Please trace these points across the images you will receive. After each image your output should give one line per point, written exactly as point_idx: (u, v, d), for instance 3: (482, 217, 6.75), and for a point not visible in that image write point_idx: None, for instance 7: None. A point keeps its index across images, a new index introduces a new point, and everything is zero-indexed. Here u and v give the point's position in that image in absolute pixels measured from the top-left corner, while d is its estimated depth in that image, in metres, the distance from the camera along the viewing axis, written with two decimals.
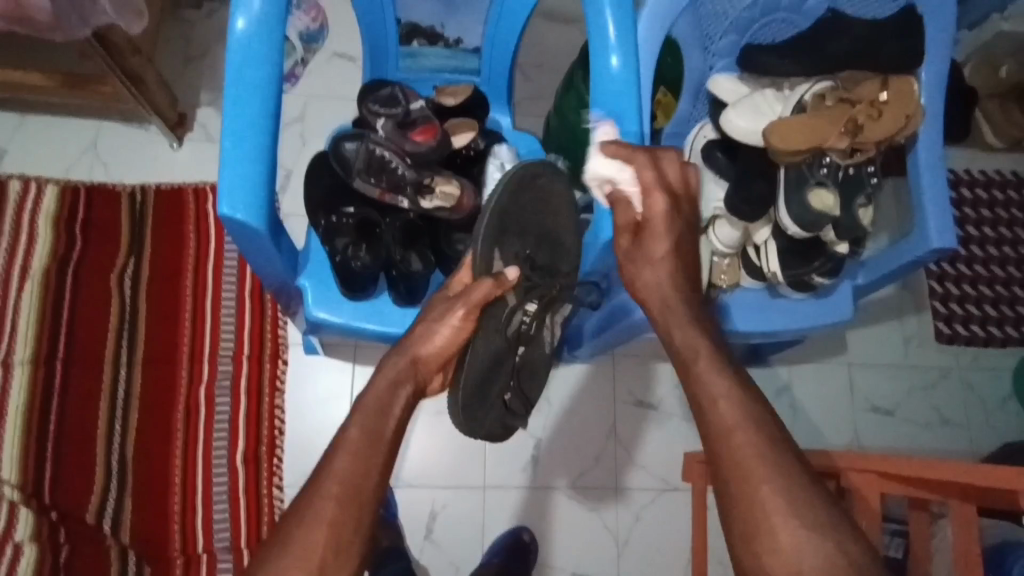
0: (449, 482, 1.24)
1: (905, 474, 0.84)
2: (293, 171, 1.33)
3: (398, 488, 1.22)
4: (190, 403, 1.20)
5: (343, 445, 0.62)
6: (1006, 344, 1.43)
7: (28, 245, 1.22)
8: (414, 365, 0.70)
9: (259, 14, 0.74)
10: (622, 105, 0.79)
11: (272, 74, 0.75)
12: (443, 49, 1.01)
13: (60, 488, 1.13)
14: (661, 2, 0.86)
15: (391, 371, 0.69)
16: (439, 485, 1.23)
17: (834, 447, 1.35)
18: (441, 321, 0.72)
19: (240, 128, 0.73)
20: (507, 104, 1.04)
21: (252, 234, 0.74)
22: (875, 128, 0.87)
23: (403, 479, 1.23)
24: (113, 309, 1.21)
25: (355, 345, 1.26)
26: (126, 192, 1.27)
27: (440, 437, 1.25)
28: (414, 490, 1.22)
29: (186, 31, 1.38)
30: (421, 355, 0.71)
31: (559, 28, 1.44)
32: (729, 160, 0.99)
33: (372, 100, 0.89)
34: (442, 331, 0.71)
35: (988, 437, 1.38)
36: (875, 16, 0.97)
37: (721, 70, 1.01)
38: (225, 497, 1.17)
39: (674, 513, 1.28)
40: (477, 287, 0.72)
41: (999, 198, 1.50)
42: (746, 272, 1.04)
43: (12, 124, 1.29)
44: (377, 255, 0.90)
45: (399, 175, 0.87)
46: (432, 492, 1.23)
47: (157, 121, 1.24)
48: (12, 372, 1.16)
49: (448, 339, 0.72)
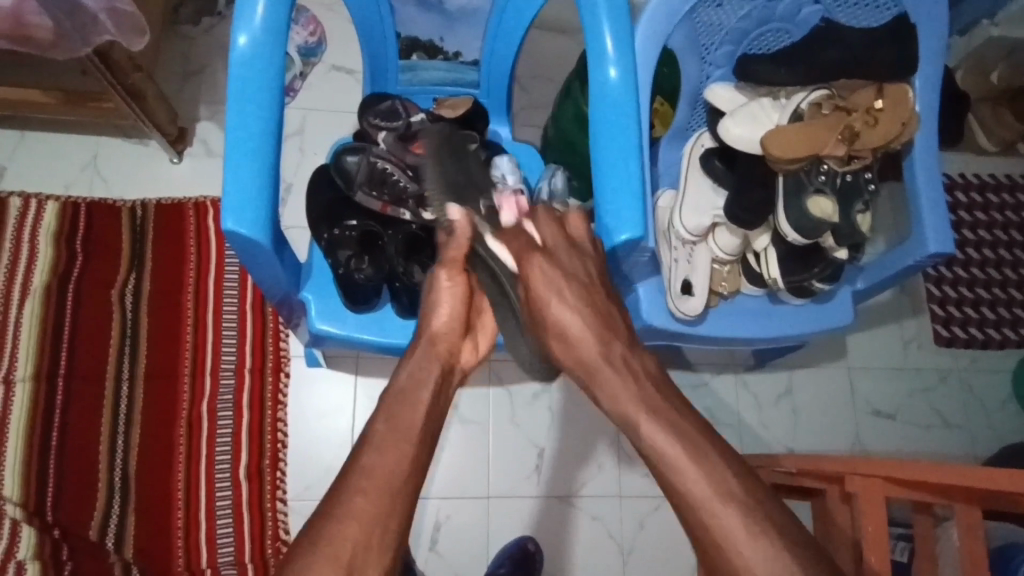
0: (460, 492, 1.24)
1: (909, 478, 0.83)
2: (294, 184, 1.33)
3: (427, 499, 1.22)
4: (192, 417, 1.20)
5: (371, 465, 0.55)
6: (1005, 346, 1.44)
7: (28, 262, 1.22)
8: (430, 348, 0.66)
9: (259, 31, 0.75)
10: (621, 117, 0.80)
11: (275, 90, 0.76)
12: (442, 62, 1.02)
13: (62, 505, 1.12)
14: (657, 16, 0.89)
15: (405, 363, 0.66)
16: (450, 496, 1.23)
17: (836, 451, 1.35)
18: (435, 292, 0.70)
19: (243, 144, 0.74)
20: (507, 115, 1.05)
21: (256, 247, 0.74)
22: (870, 135, 0.89)
23: (432, 491, 1.23)
24: (114, 324, 1.21)
25: (356, 357, 1.26)
26: (126, 207, 1.28)
27: (452, 448, 1.25)
28: (442, 500, 1.23)
29: (185, 48, 1.39)
30: (427, 330, 0.68)
31: (556, 39, 1.46)
32: (727, 167, 1.01)
33: (372, 114, 0.90)
34: (443, 303, 0.69)
35: (989, 438, 1.39)
36: (868, 24, 0.97)
37: (718, 79, 1.02)
38: (228, 512, 1.17)
39: (677, 520, 1.29)
40: (452, 248, 0.70)
41: (994, 201, 1.51)
42: (745, 279, 1.06)
43: (12, 141, 1.29)
44: (379, 268, 0.91)
45: (401, 188, 0.87)
46: (441, 503, 1.23)
47: (157, 137, 1.24)
48: (13, 389, 1.15)
49: (451, 311, 0.69)
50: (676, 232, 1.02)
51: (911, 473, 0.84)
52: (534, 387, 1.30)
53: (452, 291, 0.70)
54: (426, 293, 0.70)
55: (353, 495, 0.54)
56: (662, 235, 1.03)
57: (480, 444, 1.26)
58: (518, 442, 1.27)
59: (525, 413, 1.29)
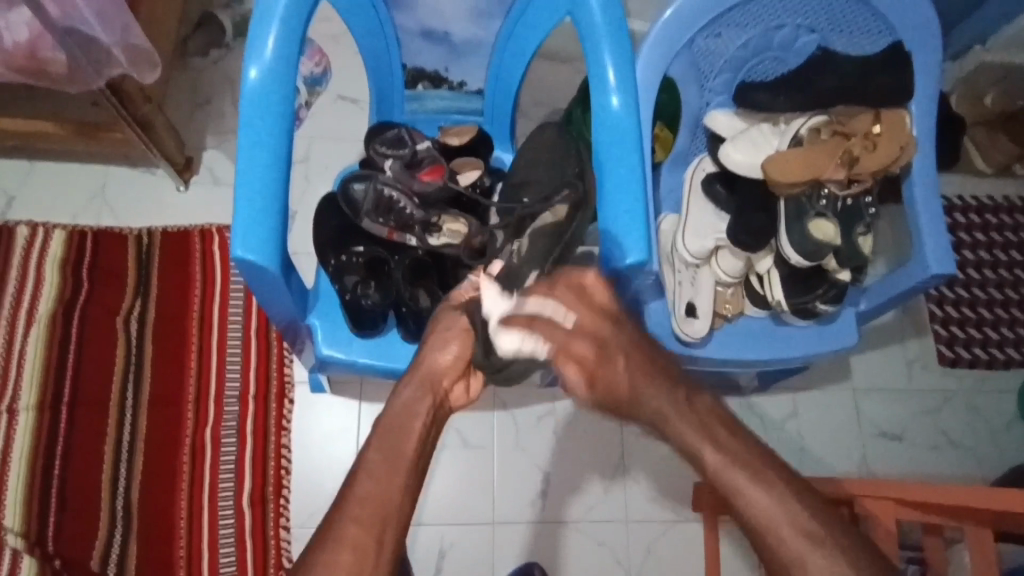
0: (480, 519, 1.23)
1: (919, 499, 0.83)
2: (299, 212, 1.34)
3: (420, 527, 1.21)
4: (196, 445, 1.19)
5: (368, 494, 0.59)
6: (1009, 366, 1.44)
7: (35, 291, 1.22)
8: (430, 381, 0.72)
9: (269, 64, 0.77)
10: (623, 144, 0.81)
11: (285, 120, 0.77)
12: (447, 91, 1.04)
13: (64, 536, 1.11)
14: (656, 46, 0.91)
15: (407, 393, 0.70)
16: (467, 523, 1.22)
17: (844, 474, 1.34)
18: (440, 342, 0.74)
19: (251, 172, 0.75)
20: (511, 142, 1.06)
21: (264, 274, 0.75)
22: (869, 159, 0.92)
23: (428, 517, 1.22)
24: (119, 351, 1.22)
25: (361, 383, 1.26)
26: (133, 235, 1.29)
27: (472, 471, 1.25)
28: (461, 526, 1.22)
29: (193, 78, 1.41)
30: (430, 363, 0.73)
31: (558, 67, 1.49)
32: (728, 192, 1.02)
33: (379, 143, 0.92)
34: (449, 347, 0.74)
35: (997, 460, 1.38)
36: (864, 52, 0.99)
37: (718, 105, 1.03)
38: (231, 540, 1.15)
39: (686, 545, 1.27)
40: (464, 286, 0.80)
41: (993, 222, 1.53)
42: (750, 301, 1.06)
43: (21, 171, 1.30)
44: (386, 294, 0.92)
45: (407, 215, 0.89)
46: (462, 531, 1.22)
47: (165, 165, 1.26)
48: (16, 418, 1.15)
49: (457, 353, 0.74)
50: (679, 255, 1.03)
51: (922, 494, 0.83)
52: (540, 410, 1.30)
53: (459, 335, 0.75)
54: (440, 331, 0.76)
55: (346, 523, 0.58)
56: (666, 259, 1.04)
57: (485, 468, 1.26)
58: (523, 465, 1.27)
59: (528, 436, 1.28)
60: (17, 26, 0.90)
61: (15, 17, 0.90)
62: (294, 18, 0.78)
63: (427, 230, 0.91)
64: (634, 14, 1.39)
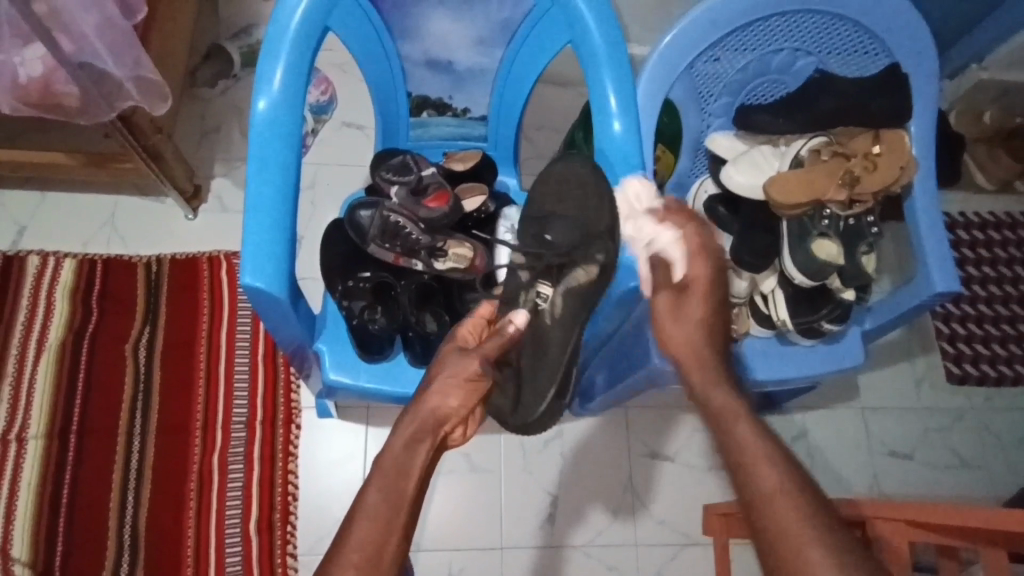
0: (488, 544, 1.22)
1: (930, 520, 0.82)
2: (306, 237, 1.36)
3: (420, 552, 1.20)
4: (203, 471, 1.19)
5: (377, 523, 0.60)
6: (1017, 382, 1.43)
7: (45, 320, 1.24)
8: (432, 424, 0.66)
9: (279, 95, 0.79)
10: (626, 166, 0.83)
11: (294, 150, 0.79)
12: (451, 118, 1.05)
13: (71, 565, 1.11)
14: (657, 70, 0.93)
15: (407, 430, 0.65)
16: (475, 548, 1.22)
17: (855, 494, 1.33)
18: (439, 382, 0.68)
19: (261, 202, 0.76)
20: (514, 166, 1.08)
21: (274, 301, 0.76)
22: (870, 179, 0.92)
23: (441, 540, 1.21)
24: (127, 378, 1.22)
25: (367, 407, 1.26)
26: (142, 262, 1.30)
27: (479, 494, 1.25)
28: (469, 551, 1.21)
29: (202, 108, 1.44)
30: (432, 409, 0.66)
31: (560, 91, 1.51)
32: (731, 212, 1.01)
33: (385, 169, 0.93)
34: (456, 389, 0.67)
35: (1010, 478, 1.37)
36: (861, 73, 1.01)
37: (719, 127, 1.05)
38: (238, 568, 1.15)
39: (697, 568, 1.26)
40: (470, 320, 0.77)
41: (996, 238, 1.53)
42: (756, 321, 1.04)
43: (33, 201, 1.32)
44: (392, 318, 0.93)
45: (413, 240, 0.90)
46: (471, 556, 1.21)
47: (174, 194, 1.28)
48: (24, 447, 1.15)
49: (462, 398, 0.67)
50: None
51: (935, 515, 0.82)
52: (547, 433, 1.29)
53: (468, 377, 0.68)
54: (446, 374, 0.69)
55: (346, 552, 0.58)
56: None
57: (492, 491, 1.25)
58: (529, 487, 1.26)
59: (536, 457, 1.28)
60: (32, 61, 0.94)
61: (30, 52, 0.94)
62: (303, 50, 0.81)
63: (435, 257, 0.92)
64: (633, 40, 1.41)
